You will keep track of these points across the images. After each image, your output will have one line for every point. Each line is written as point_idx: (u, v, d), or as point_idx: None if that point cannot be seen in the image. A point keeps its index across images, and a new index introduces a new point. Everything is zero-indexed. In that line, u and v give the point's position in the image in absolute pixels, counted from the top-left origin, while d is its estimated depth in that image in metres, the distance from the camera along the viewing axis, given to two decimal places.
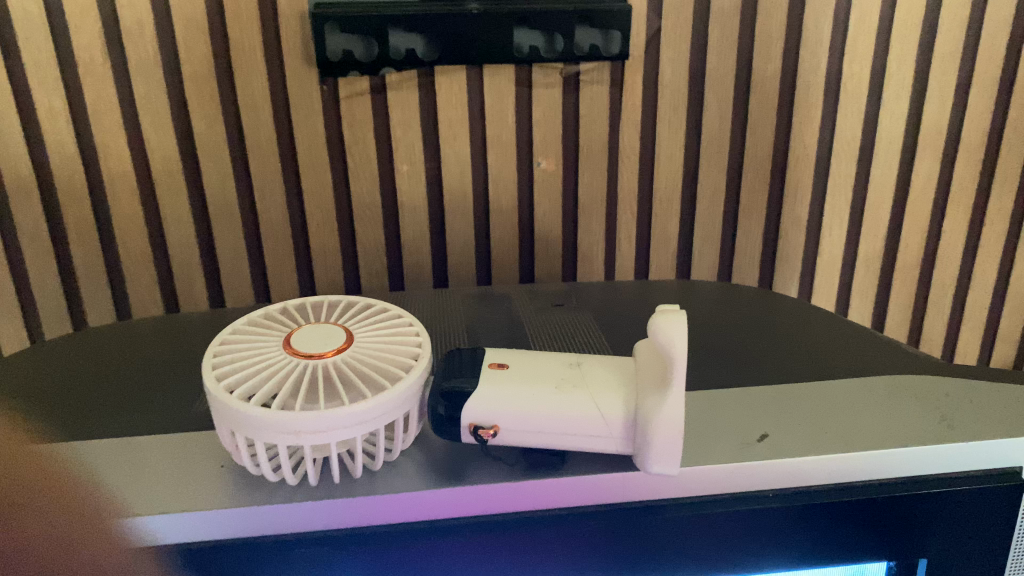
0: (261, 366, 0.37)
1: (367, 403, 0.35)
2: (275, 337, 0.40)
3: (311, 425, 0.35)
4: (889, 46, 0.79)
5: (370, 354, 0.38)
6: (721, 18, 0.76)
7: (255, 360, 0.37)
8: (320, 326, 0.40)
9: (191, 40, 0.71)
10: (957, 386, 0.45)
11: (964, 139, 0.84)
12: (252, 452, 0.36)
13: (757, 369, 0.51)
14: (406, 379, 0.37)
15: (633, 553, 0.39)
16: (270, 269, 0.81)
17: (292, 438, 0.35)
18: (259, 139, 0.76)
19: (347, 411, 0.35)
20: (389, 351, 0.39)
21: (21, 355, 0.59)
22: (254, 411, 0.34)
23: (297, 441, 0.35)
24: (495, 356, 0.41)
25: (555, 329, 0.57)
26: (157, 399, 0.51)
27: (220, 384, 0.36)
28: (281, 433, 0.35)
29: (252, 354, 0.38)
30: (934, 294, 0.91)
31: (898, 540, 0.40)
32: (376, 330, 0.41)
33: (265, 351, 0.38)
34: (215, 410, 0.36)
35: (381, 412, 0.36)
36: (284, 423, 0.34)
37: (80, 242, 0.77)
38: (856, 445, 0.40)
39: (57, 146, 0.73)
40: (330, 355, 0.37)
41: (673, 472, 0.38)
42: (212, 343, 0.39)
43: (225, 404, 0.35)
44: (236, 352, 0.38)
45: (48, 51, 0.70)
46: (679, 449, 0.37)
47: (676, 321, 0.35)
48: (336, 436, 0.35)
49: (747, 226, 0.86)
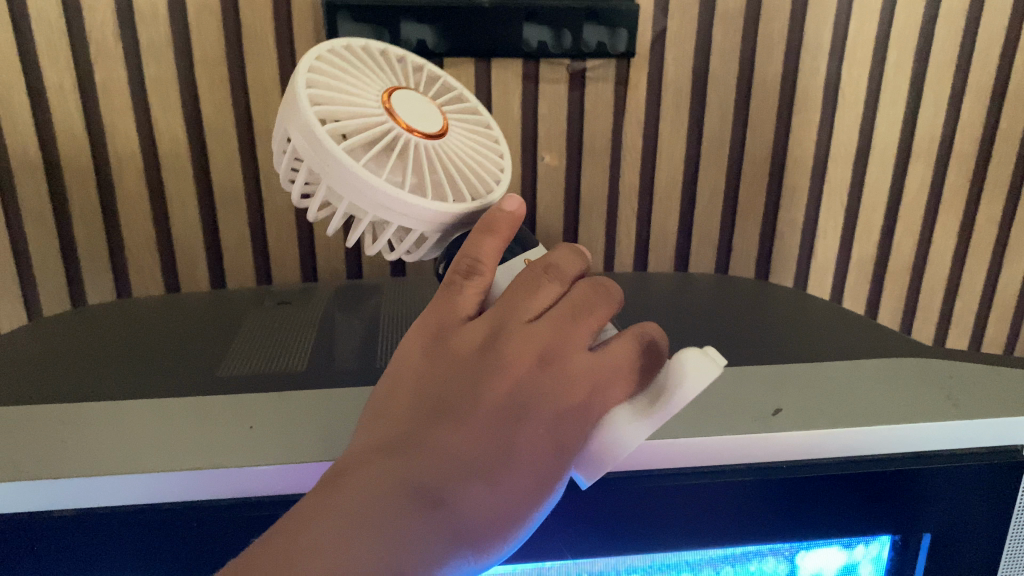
0: (358, 104, 0.41)
1: (422, 203, 0.40)
2: (377, 82, 0.43)
3: (372, 193, 0.39)
4: (886, 53, 0.81)
5: (444, 155, 0.42)
6: (725, 20, 0.78)
7: (352, 96, 0.41)
8: (421, 99, 0.43)
9: (203, 23, 0.72)
10: (960, 368, 0.47)
11: (956, 146, 0.86)
12: (301, 174, 0.41)
13: (761, 351, 0.53)
14: (466, 206, 0.42)
15: (650, 522, 0.41)
16: (274, 255, 0.83)
17: (345, 189, 0.39)
18: (267, 124, 0.76)
19: (405, 199, 0.39)
20: (460, 163, 0.43)
21: (33, 329, 0.61)
22: (336, 153, 0.38)
23: (345, 194, 0.40)
24: (531, 256, 0.44)
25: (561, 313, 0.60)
26: (172, 368, 0.52)
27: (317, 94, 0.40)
28: (340, 180, 0.39)
29: (352, 87, 0.42)
30: (922, 299, 0.93)
31: (905, 514, 0.42)
32: (465, 135, 0.45)
33: (365, 91, 0.42)
34: (294, 110, 0.40)
35: (428, 215, 0.40)
36: (344, 170, 0.38)
37: (84, 223, 0.77)
38: (868, 420, 0.41)
39: (65, 126, 0.73)
40: (419, 134, 0.41)
41: (594, 473, 0.37)
42: (324, 50, 0.43)
43: (314, 128, 0.38)
44: (340, 74, 0.42)
45: (60, 30, 0.70)
46: (609, 458, 0.36)
47: (705, 366, 0.35)
48: (378, 211, 0.40)
49: (743, 225, 0.88)
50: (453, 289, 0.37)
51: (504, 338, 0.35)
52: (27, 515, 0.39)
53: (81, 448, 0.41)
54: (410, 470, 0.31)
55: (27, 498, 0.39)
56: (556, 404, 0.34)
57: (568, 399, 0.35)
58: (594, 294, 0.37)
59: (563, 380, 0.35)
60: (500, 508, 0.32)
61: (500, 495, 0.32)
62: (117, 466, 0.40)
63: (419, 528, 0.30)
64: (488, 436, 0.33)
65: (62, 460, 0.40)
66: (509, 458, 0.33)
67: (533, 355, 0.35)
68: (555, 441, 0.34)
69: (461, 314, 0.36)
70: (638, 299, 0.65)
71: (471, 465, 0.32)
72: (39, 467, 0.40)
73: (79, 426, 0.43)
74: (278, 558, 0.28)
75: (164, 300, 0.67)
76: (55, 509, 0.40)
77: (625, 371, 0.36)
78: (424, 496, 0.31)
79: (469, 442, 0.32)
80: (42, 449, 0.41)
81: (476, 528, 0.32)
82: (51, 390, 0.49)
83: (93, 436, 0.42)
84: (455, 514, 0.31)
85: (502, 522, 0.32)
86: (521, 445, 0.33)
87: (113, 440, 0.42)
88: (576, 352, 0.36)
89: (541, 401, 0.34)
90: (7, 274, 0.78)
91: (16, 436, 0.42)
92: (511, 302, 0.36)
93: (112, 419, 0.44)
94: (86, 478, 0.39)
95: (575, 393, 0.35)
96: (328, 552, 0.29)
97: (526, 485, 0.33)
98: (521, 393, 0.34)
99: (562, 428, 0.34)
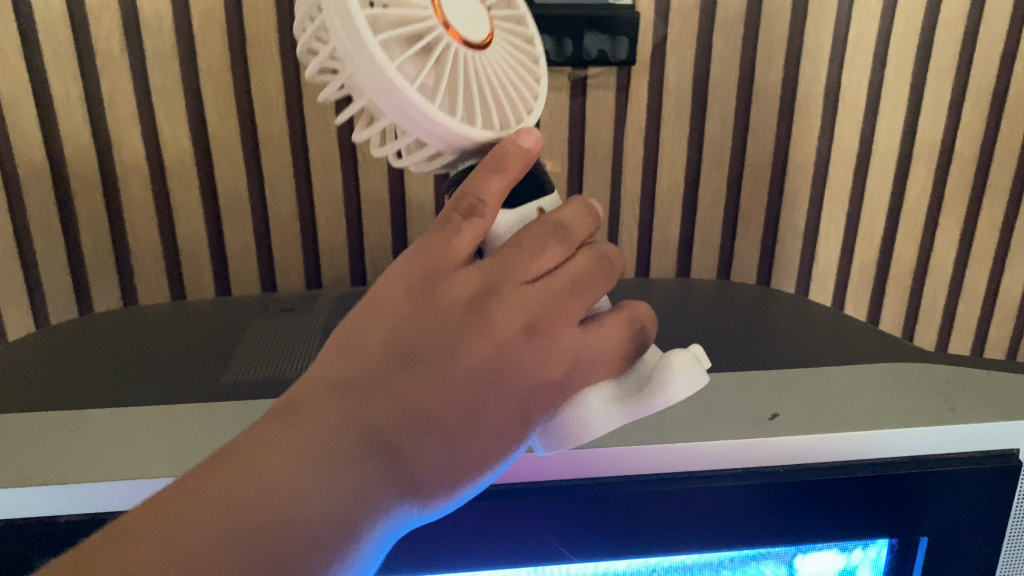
0: None
1: (452, 123, 0.35)
2: None
3: (401, 102, 0.33)
4: (886, 59, 0.81)
5: (484, 70, 0.36)
6: (725, 27, 0.78)
7: None
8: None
9: (208, 33, 0.72)
10: (956, 373, 0.47)
11: (956, 151, 0.86)
12: (320, 55, 0.34)
13: (758, 357, 0.54)
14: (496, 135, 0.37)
15: (646, 526, 0.41)
16: (278, 262, 0.84)
17: (370, 87, 0.33)
18: (271, 133, 0.77)
19: (437, 117, 0.34)
20: (498, 81, 0.37)
21: (38, 337, 0.61)
22: (373, 50, 0.32)
23: (368, 93, 0.34)
24: (546, 204, 0.39)
25: None
26: (175, 375, 0.52)
27: None
28: (365, 75, 0.33)
29: None
30: (924, 304, 0.93)
31: (901, 518, 0.42)
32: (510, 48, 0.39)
33: None
34: None
35: (453, 135, 0.35)
36: (374, 67, 0.32)
37: (90, 231, 0.78)
38: (862, 424, 0.42)
39: (71, 136, 0.74)
40: (462, 43, 0.35)
41: (554, 445, 0.36)
42: None
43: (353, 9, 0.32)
44: None
45: (66, 42, 0.70)
46: (574, 438, 0.35)
47: (696, 374, 0.34)
48: (400, 119, 0.35)
49: (744, 230, 0.88)
50: (450, 227, 0.33)
51: (495, 300, 0.33)
52: (33, 520, 0.40)
53: (87, 454, 0.42)
54: (374, 416, 0.30)
55: (33, 503, 0.40)
56: (535, 377, 0.33)
57: (549, 374, 0.34)
58: (597, 268, 0.36)
59: (546, 353, 0.34)
60: (454, 464, 0.32)
61: (457, 455, 0.32)
62: (121, 472, 0.40)
63: (366, 476, 0.29)
64: (459, 396, 0.32)
65: (66, 466, 0.41)
66: (475, 423, 0.32)
67: (522, 325, 0.33)
68: (525, 410, 0.33)
69: (456, 257, 0.33)
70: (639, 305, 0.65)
71: (436, 419, 0.31)
72: (44, 473, 0.40)
73: (84, 434, 0.44)
74: (213, 483, 0.27)
75: (168, 308, 0.68)
76: (59, 514, 0.40)
77: (611, 360, 0.36)
78: (381, 446, 0.30)
79: (437, 396, 0.31)
80: (47, 456, 0.42)
81: (424, 482, 0.31)
82: (55, 397, 0.50)
83: (97, 442, 0.43)
84: (406, 467, 0.31)
85: (455, 478, 0.32)
86: (489, 408, 0.32)
87: (117, 446, 0.42)
88: (564, 327, 0.34)
89: (521, 371, 0.33)
90: (15, 283, 0.79)
91: (24, 444, 0.43)
92: (511, 259, 0.34)
93: (118, 426, 0.44)
94: (92, 484, 0.40)
95: (556, 368, 0.34)
96: (269, 483, 0.28)
97: (486, 447, 0.32)
98: (502, 361, 0.32)
99: (535, 396, 0.34)
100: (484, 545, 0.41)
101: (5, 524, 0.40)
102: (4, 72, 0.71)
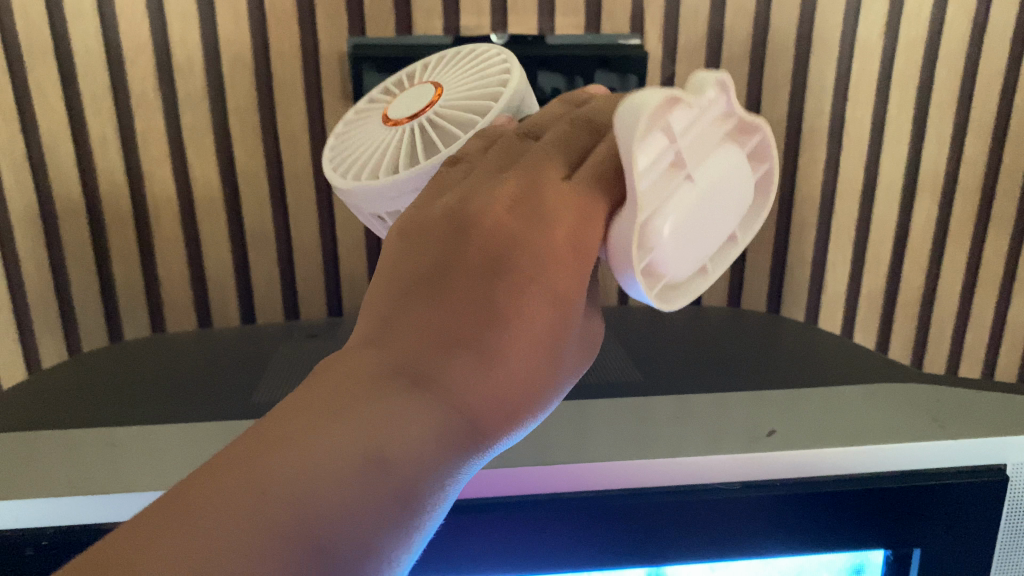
0: (371, 149, 0.44)
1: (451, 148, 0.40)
2: (374, 123, 0.47)
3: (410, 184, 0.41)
4: (888, 95, 0.83)
5: (455, 108, 0.43)
6: (730, 65, 0.82)
7: (362, 147, 0.45)
8: (412, 98, 0.46)
9: (237, 75, 0.76)
10: (949, 393, 0.49)
11: (959, 182, 0.88)
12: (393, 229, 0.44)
13: (762, 379, 0.56)
14: (460, 138, 0.41)
15: (649, 538, 0.44)
16: (302, 291, 0.87)
17: (399, 200, 0.42)
18: (296, 169, 0.81)
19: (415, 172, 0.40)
20: (473, 97, 0.43)
21: (78, 362, 0.65)
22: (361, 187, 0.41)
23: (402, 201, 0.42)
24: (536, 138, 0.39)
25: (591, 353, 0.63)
26: (209, 395, 0.55)
27: (334, 173, 0.44)
28: (387, 199, 0.42)
29: (360, 141, 0.46)
30: (932, 332, 0.95)
31: (895, 530, 0.44)
32: (465, 78, 0.45)
33: (370, 138, 0.45)
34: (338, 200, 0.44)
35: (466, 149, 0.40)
36: (382, 194, 0.41)
37: (123, 262, 0.82)
38: (855, 440, 0.44)
39: (107, 172, 0.78)
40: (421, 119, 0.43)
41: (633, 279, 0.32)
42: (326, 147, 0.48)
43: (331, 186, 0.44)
44: (346, 146, 0.47)
45: (104, 85, 0.74)
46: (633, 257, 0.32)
47: (643, 88, 0.30)
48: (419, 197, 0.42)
49: (754, 260, 0.91)
50: (433, 183, 0.36)
51: (469, 201, 0.32)
52: (79, 527, 0.43)
53: (127, 467, 0.45)
54: (385, 359, 0.28)
55: (79, 511, 0.43)
56: (545, 252, 0.29)
57: (552, 241, 0.30)
58: (566, 138, 0.35)
59: (541, 220, 0.30)
60: (508, 392, 0.28)
61: (498, 369, 0.28)
62: (156, 483, 0.43)
63: (391, 409, 0.26)
64: (473, 303, 0.28)
65: (110, 477, 0.44)
66: (505, 325, 0.28)
67: (502, 203, 0.31)
68: (559, 300, 0.29)
69: (432, 197, 0.34)
70: (652, 335, 0.69)
71: (460, 336, 0.28)
72: (89, 484, 0.43)
73: (125, 447, 0.47)
74: (199, 491, 0.24)
75: (196, 335, 0.71)
76: (103, 523, 0.43)
77: (600, 206, 0.32)
78: (400, 379, 0.27)
79: (449, 315, 0.28)
80: (92, 467, 0.45)
81: (466, 409, 0.27)
82: (97, 415, 0.53)
83: (138, 455, 0.46)
84: (437, 391, 0.27)
85: (509, 399, 0.28)
86: (523, 306, 0.28)
87: (156, 458, 0.45)
88: (549, 188, 0.31)
89: (521, 245, 0.29)
90: (50, 314, 0.82)
91: (66, 458, 0.46)
92: (480, 172, 0.34)
93: (152, 441, 0.47)
94: (129, 494, 0.42)
95: (559, 229, 0.30)
96: (272, 459, 0.24)
97: (536, 362, 0.29)
98: (498, 248, 0.29)
99: (570, 281, 0.30)
100: (497, 553, 0.43)
101: (50, 530, 0.43)
102: (44, 113, 0.75)
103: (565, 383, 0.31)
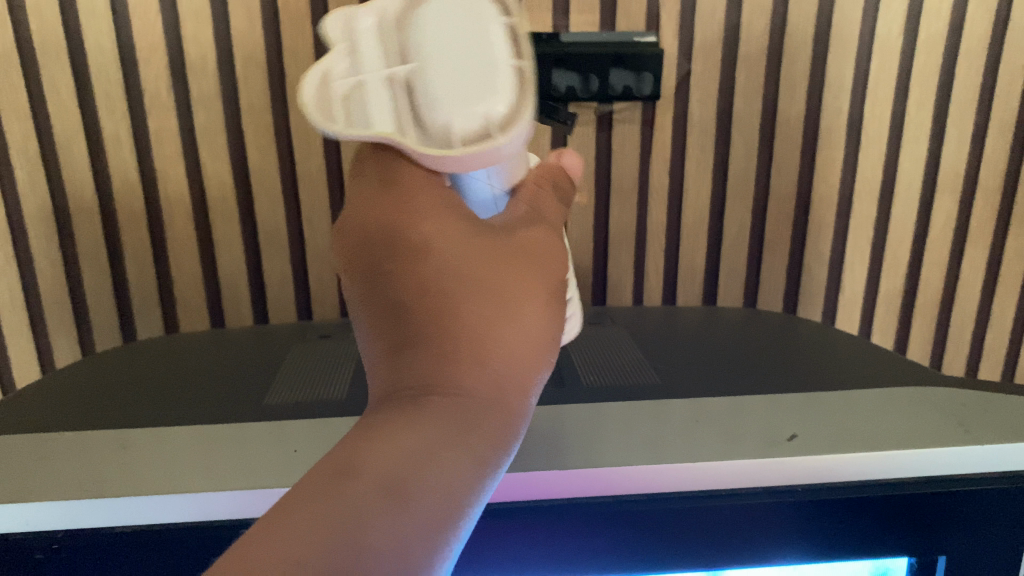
0: None
1: None
2: None
3: None
4: (908, 93, 0.82)
5: None
6: (747, 62, 0.81)
7: None
8: None
9: (250, 73, 0.76)
10: (973, 397, 0.48)
11: (980, 182, 0.86)
12: None
13: (782, 381, 0.55)
14: None
15: (667, 540, 0.43)
16: (315, 291, 0.87)
17: None
18: (309, 168, 0.80)
19: None
20: None
21: (91, 361, 0.65)
22: None
23: None
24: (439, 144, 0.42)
25: (603, 354, 0.63)
26: (220, 396, 0.55)
27: None
28: None
29: None
30: (951, 333, 0.93)
31: (917, 535, 0.44)
32: None
33: None
34: None
35: None
36: None
37: (135, 262, 0.82)
38: (877, 446, 0.43)
39: (119, 172, 0.78)
40: None
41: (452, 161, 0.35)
42: None
43: None
44: None
45: (117, 84, 0.74)
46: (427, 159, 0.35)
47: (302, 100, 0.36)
48: None
49: (771, 260, 0.90)
50: None
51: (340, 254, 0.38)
52: (89, 530, 0.43)
53: (136, 470, 0.44)
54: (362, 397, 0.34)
55: (88, 515, 0.42)
56: (402, 219, 0.35)
57: (407, 216, 0.36)
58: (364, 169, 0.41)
59: (381, 209, 0.36)
60: (454, 342, 0.33)
61: (436, 334, 0.33)
62: (166, 487, 0.42)
63: (360, 417, 0.32)
64: (392, 300, 0.34)
65: (119, 480, 0.43)
66: (418, 302, 0.34)
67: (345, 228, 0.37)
68: (459, 257, 0.35)
69: None
70: (668, 335, 0.68)
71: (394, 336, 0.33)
72: (98, 487, 0.43)
73: (136, 449, 0.46)
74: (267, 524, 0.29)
75: (211, 335, 0.71)
76: (113, 526, 0.43)
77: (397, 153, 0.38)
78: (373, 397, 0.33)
79: (385, 330, 0.34)
80: (102, 470, 0.44)
81: (421, 376, 0.33)
82: (104, 417, 0.53)
83: (148, 458, 0.45)
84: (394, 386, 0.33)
85: (460, 343, 0.33)
86: (430, 278, 0.34)
87: (165, 461, 0.45)
88: (361, 193, 0.38)
89: (384, 227, 0.35)
90: (65, 313, 0.82)
91: (77, 461, 0.45)
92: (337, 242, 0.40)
93: (162, 444, 0.47)
94: (137, 498, 0.42)
95: (392, 201, 0.36)
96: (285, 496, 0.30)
97: (475, 310, 0.34)
98: (372, 244, 0.35)
99: (456, 235, 0.36)
100: (513, 554, 0.43)
101: (61, 534, 0.42)
102: (58, 112, 0.74)
103: (543, 301, 0.36)
